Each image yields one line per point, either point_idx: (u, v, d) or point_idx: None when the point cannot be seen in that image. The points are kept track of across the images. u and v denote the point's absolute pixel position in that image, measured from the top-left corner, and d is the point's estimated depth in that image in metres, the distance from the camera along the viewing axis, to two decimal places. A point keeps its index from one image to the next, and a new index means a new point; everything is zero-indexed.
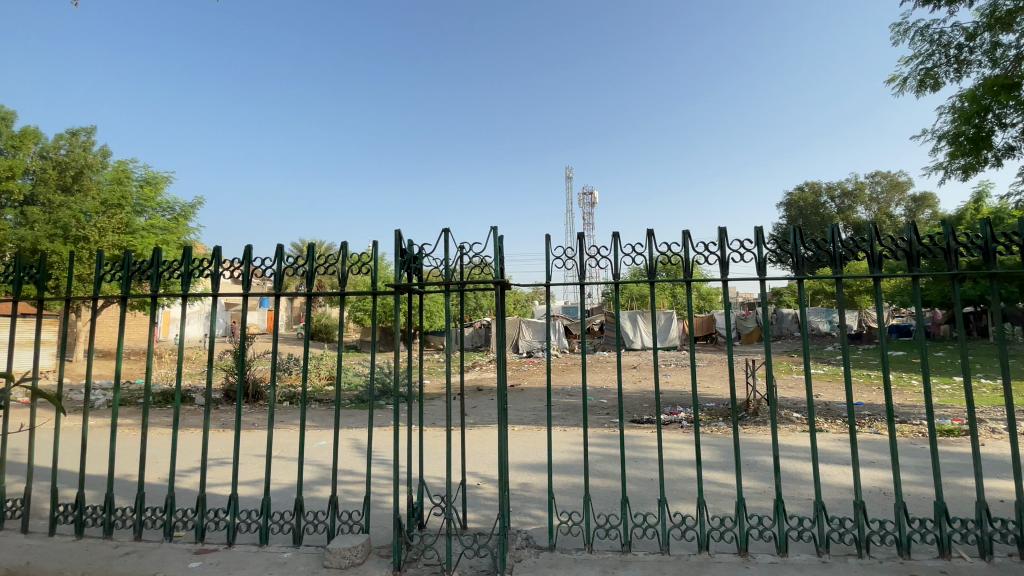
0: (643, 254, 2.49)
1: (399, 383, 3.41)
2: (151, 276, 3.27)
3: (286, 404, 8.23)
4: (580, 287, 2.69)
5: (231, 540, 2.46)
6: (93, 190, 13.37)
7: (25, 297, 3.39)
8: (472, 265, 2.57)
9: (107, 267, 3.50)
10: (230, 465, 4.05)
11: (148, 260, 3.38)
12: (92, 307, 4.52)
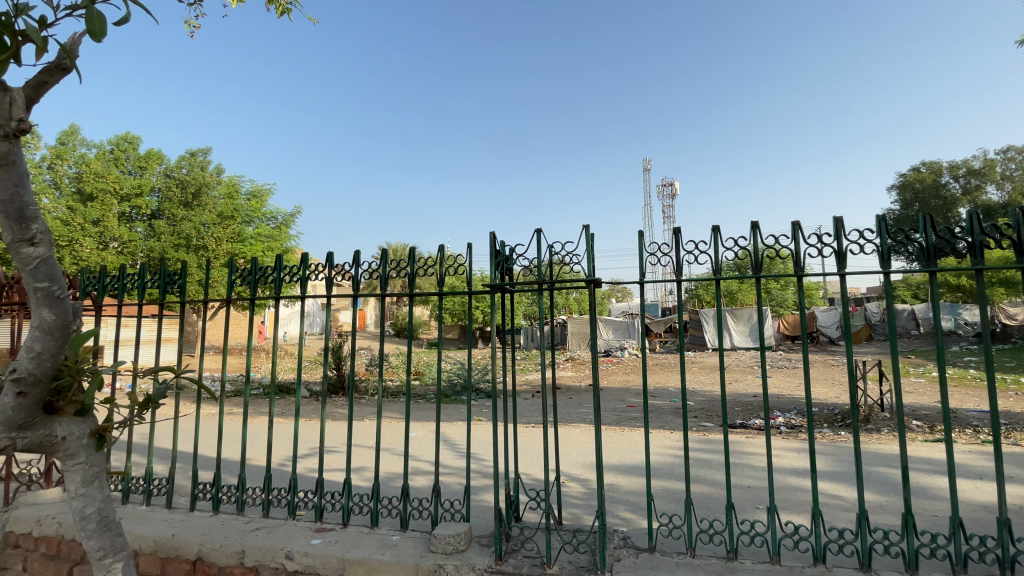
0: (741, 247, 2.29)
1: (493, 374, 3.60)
2: (273, 280, 3.59)
3: (379, 398, 8.75)
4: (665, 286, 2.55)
5: (346, 521, 2.67)
6: (207, 205, 14.96)
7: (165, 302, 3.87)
8: (559, 262, 2.55)
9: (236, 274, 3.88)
10: (333, 453, 4.39)
11: (268, 266, 3.70)
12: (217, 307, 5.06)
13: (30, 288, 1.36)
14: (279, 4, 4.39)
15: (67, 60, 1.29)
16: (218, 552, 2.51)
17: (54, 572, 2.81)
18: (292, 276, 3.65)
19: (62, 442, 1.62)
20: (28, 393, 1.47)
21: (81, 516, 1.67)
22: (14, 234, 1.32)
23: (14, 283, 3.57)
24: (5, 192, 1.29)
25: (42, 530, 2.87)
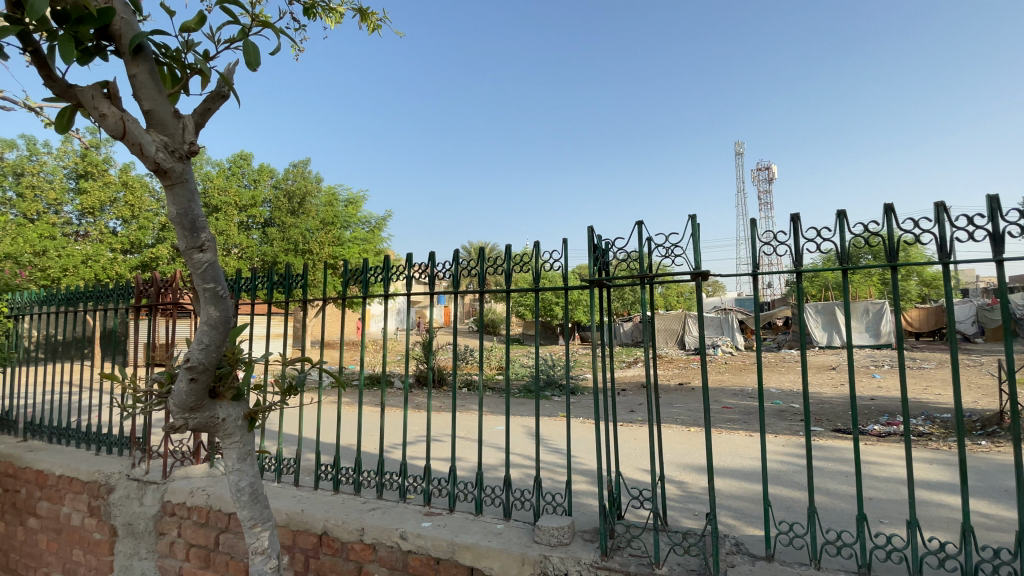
0: (838, 240, 2.07)
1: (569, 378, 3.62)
2: (362, 280, 3.89)
3: (465, 392, 9.06)
4: (755, 281, 2.37)
5: (452, 507, 2.81)
6: (310, 212, 16.30)
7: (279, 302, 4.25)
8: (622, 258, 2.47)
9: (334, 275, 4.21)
10: (428, 442, 4.63)
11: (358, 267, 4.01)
12: (317, 306, 5.50)
13: (200, 287, 1.56)
14: (370, 21, 4.68)
15: (226, 85, 1.43)
16: (341, 528, 2.74)
17: (205, 538, 3.23)
18: (377, 277, 3.95)
19: (222, 423, 1.85)
20: (197, 379, 1.69)
21: (238, 488, 1.91)
22: (187, 241, 1.52)
23: (166, 287, 4.11)
24: (179, 205, 1.48)
25: (195, 500, 3.30)
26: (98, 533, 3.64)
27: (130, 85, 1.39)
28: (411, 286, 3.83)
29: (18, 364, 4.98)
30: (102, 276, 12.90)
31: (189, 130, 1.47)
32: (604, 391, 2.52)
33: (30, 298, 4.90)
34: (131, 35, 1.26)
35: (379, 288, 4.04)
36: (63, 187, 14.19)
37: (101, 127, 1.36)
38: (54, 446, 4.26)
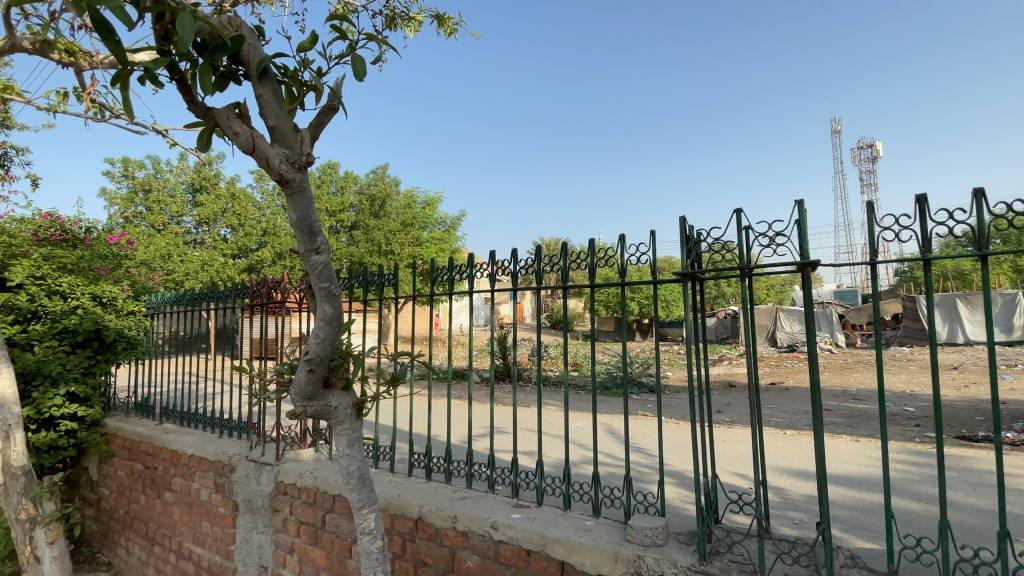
0: (974, 220, 1.81)
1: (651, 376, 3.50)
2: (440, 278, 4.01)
3: (542, 388, 9.13)
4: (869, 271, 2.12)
5: (540, 500, 2.84)
6: (391, 214, 17.18)
7: (368, 300, 4.50)
8: (716, 248, 2.33)
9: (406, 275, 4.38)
10: (511, 435, 4.72)
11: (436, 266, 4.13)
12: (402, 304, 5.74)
13: (317, 286, 1.71)
14: (447, 26, 4.81)
15: (338, 99, 1.52)
16: (436, 514, 2.87)
17: (313, 517, 3.52)
18: (450, 275, 4.04)
19: (334, 411, 2.01)
20: (314, 370, 1.85)
21: (348, 472, 2.06)
22: (306, 245, 1.66)
23: (272, 287, 4.49)
24: (299, 211, 1.61)
25: (304, 482, 3.61)
26: (222, 507, 4.10)
27: (257, 104, 1.52)
28: (487, 282, 3.88)
29: (153, 356, 5.68)
30: (215, 278, 14.41)
31: (306, 143, 1.59)
32: (699, 388, 2.41)
33: (162, 298, 5.58)
34: (260, 62, 1.37)
35: (451, 285, 4.14)
36: (183, 200, 16.04)
37: (234, 145, 1.49)
38: (185, 428, 4.83)
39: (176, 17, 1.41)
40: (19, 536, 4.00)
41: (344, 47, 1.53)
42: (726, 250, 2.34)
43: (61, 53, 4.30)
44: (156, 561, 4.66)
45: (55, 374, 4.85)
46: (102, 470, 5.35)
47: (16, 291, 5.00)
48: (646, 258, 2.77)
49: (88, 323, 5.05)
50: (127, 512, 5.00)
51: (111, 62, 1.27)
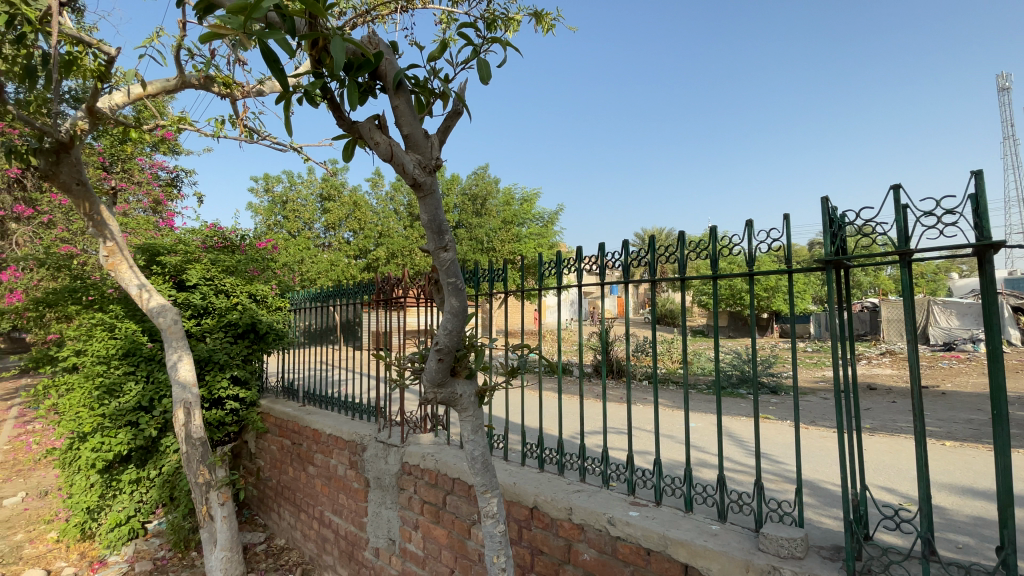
0: None
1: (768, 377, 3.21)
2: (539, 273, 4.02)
3: (648, 386, 8.90)
4: None
5: (659, 500, 2.76)
6: (491, 212, 17.78)
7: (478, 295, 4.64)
8: (864, 231, 2.07)
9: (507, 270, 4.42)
10: (614, 433, 4.69)
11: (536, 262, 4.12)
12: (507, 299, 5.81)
13: (444, 281, 1.82)
14: (546, 22, 4.84)
15: (466, 103, 1.59)
16: (551, 504, 2.90)
17: (435, 497, 3.77)
18: (550, 270, 4.00)
19: (460, 398, 2.13)
20: (443, 359, 1.97)
21: (473, 457, 2.16)
22: (435, 243, 1.77)
23: (393, 284, 4.77)
24: (429, 212, 1.73)
25: (426, 464, 3.87)
26: (356, 482, 4.55)
27: (393, 114, 1.64)
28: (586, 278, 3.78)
29: (295, 347, 6.43)
30: (341, 278, 15.98)
31: (436, 148, 1.70)
32: (845, 388, 2.16)
33: (302, 296, 6.30)
34: (400, 75, 1.48)
35: (553, 280, 4.11)
36: (313, 209, 18.01)
37: (375, 154, 1.63)
38: (323, 410, 5.42)
39: (328, 42, 1.55)
40: (198, 497, 4.75)
41: (470, 52, 1.59)
42: (876, 234, 2.08)
43: (220, 85, 5.06)
44: (302, 526, 5.30)
45: (222, 360, 5.69)
46: (259, 444, 6.20)
47: (191, 290, 5.93)
48: (780, 251, 2.49)
49: (246, 318, 5.91)
50: (279, 481, 5.75)
51: (277, 89, 1.43)
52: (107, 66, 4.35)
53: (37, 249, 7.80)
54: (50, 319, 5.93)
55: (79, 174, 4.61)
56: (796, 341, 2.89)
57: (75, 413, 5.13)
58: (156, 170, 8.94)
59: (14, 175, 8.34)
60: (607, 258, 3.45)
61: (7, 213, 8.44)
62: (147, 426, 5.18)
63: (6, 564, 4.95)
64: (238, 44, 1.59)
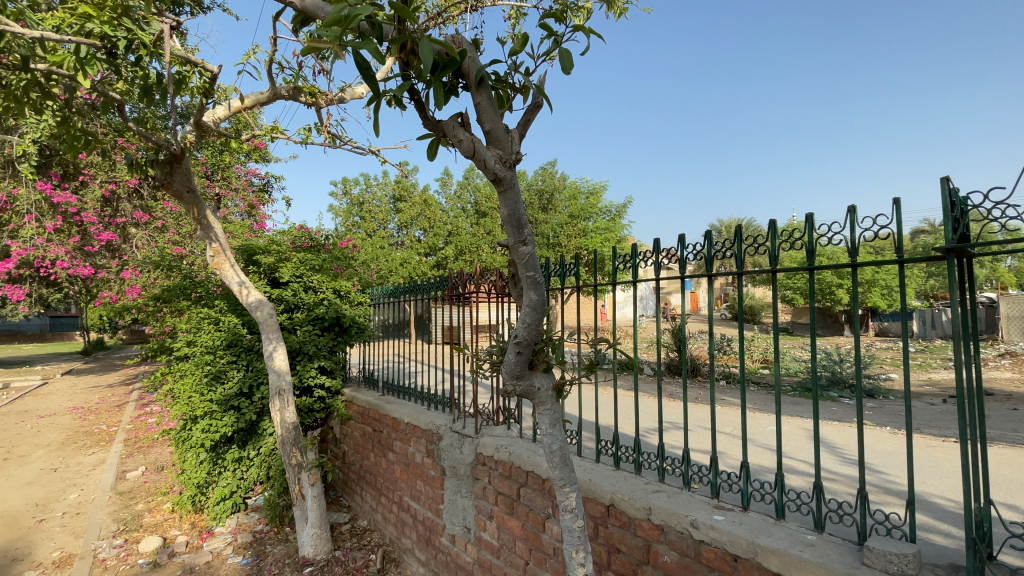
0: None
1: (867, 380, 2.94)
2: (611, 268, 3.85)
3: (725, 386, 8.49)
4: None
5: (746, 505, 2.62)
6: (557, 207, 17.75)
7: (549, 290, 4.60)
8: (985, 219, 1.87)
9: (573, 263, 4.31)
10: (689, 433, 4.57)
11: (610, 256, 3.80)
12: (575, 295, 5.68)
13: (523, 274, 1.83)
14: (616, 7, 4.71)
15: (546, 96, 1.58)
16: (629, 503, 2.84)
17: (509, 489, 3.83)
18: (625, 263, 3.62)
19: (538, 391, 2.12)
20: (522, 352, 1.98)
21: (551, 451, 2.16)
22: (514, 237, 1.76)
23: (466, 279, 4.79)
24: (509, 207, 1.73)
25: (500, 455, 3.94)
26: (433, 470, 4.72)
27: (476, 111, 1.66)
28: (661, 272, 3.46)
29: (374, 340, 6.80)
30: (413, 274, 16.74)
31: (516, 142, 1.71)
32: (968, 391, 1.93)
33: (381, 291, 6.63)
34: (484, 71, 1.49)
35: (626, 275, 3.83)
36: (387, 209, 18.89)
37: (458, 151, 1.66)
38: (401, 400, 5.67)
39: (415, 44, 1.60)
40: (292, 477, 5.14)
41: (551, 43, 1.58)
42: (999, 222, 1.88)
43: (307, 95, 5.43)
44: (383, 509, 5.59)
45: (311, 352, 6.13)
46: (343, 430, 6.62)
47: (283, 286, 6.43)
48: (893, 243, 2.21)
49: (332, 312, 6.33)
50: (361, 466, 6.10)
51: (369, 92, 1.50)
52: (209, 82, 4.78)
53: (154, 250, 8.80)
54: (165, 313, 6.66)
55: (189, 183, 5.16)
56: (903, 339, 2.62)
57: (187, 398, 5.69)
58: (250, 177, 9.72)
59: (135, 186, 9.41)
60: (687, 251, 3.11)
61: (129, 219, 9.50)
62: (248, 410, 5.71)
63: (129, 530, 5.62)
64: (333, 50, 1.67)
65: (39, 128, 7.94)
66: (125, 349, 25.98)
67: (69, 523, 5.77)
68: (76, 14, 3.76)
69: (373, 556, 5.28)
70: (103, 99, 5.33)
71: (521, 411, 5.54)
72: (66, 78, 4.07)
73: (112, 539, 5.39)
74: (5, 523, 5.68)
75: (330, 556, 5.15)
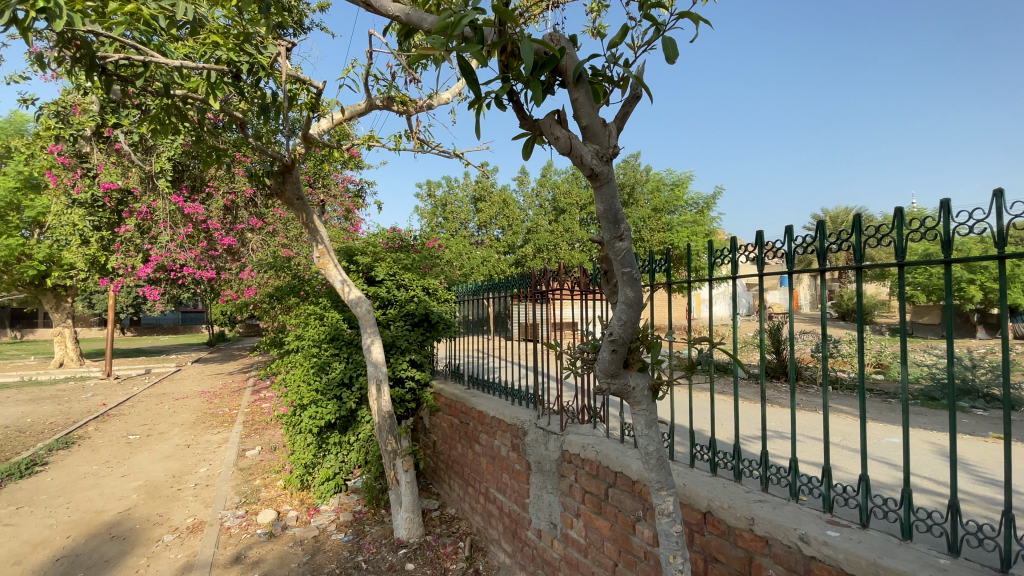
0: None
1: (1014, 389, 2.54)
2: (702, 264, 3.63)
3: (830, 391, 7.79)
4: None
5: (865, 522, 2.38)
6: (639, 202, 17.32)
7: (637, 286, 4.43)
8: None
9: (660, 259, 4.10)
10: (792, 442, 4.26)
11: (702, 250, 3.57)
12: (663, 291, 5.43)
13: (619, 270, 1.77)
14: None
15: (646, 85, 1.54)
16: (728, 511, 2.70)
17: (597, 488, 3.80)
18: (720, 258, 3.39)
19: (633, 390, 2.06)
20: (617, 350, 1.92)
21: (647, 452, 2.09)
22: (610, 233, 1.71)
23: (549, 276, 4.75)
24: (605, 201, 1.69)
25: (587, 454, 3.91)
26: (518, 464, 4.79)
27: (573, 107, 1.65)
28: (763, 265, 3.19)
29: (460, 335, 7.03)
30: (493, 272, 17.20)
31: (614, 136, 1.67)
32: None
33: (464, 288, 6.82)
34: (583, 65, 1.48)
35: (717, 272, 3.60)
36: (468, 210, 19.50)
37: (555, 148, 1.66)
38: (485, 394, 5.82)
39: (515, 46, 1.64)
40: (388, 462, 5.48)
41: (653, 32, 1.54)
42: None
43: (399, 104, 5.75)
44: (470, 499, 5.78)
45: (403, 346, 6.46)
46: (432, 420, 6.94)
47: (378, 284, 6.86)
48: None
49: (422, 308, 6.64)
50: (450, 455, 6.35)
51: (471, 95, 1.55)
52: (316, 98, 5.19)
53: (267, 253, 9.79)
54: (276, 310, 7.39)
55: (298, 191, 5.63)
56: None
57: (297, 386, 6.23)
58: (347, 183, 10.48)
59: (250, 195, 10.51)
60: (795, 242, 2.82)
61: (246, 225, 10.63)
62: (348, 399, 6.18)
63: (249, 503, 6.31)
64: (436, 57, 1.74)
65: (175, 147, 9.11)
66: (243, 341, 29.26)
67: (200, 493, 6.60)
68: (207, 44, 4.27)
69: (462, 544, 5.48)
70: (226, 119, 5.99)
71: (606, 411, 5.44)
72: (197, 101, 4.66)
73: (235, 510, 6.09)
74: (152, 491, 6.64)
75: (422, 540, 5.42)
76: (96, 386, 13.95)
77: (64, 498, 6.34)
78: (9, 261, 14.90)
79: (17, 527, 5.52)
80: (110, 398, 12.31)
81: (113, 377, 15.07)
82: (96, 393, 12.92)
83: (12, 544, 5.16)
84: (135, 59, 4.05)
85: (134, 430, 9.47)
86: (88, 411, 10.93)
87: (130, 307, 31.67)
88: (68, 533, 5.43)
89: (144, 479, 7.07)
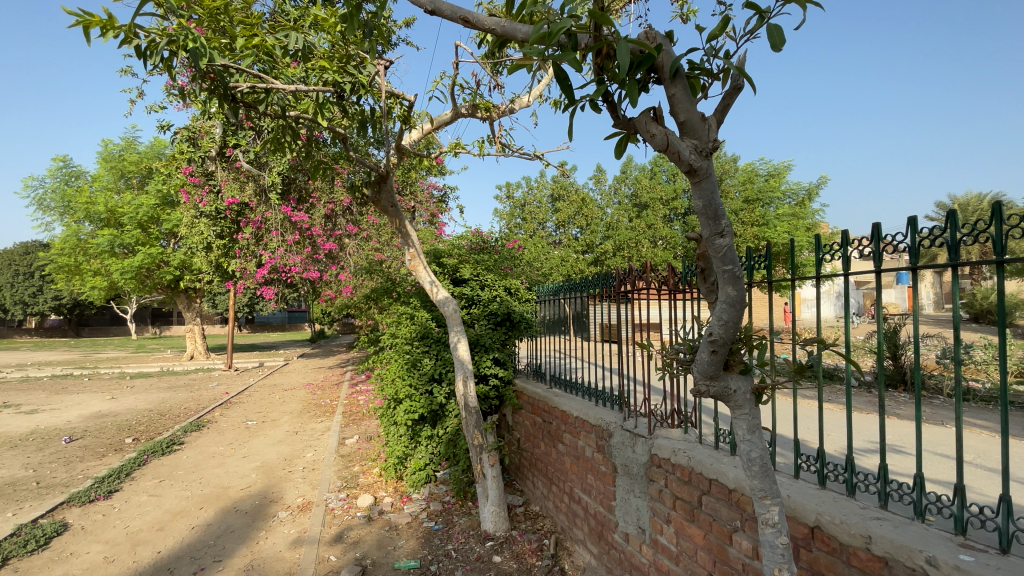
0: None
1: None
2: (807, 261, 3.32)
3: (960, 403, 6.88)
4: None
5: (1006, 548, 2.10)
6: (729, 195, 16.42)
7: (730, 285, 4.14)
8: None
9: (757, 258, 3.81)
10: (913, 458, 3.82)
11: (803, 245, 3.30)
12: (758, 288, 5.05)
13: (720, 269, 1.71)
14: None
15: (748, 75, 1.48)
16: (840, 527, 2.49)
17: (689, 494, 3.67)
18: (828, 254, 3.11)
19: (734, 394, 1.97)
20: (717, 351, 1.84)
21: (749, 459, 1.98)
22: (710, 229, 1.65)
23: (634, 277, 4.58)
24: (705, 198, 1.63)
25: (678, 459, 3.78)
26: (604, 466, 4.75)
27: (671, 103, 1.63)
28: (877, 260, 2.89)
29: (540, 335, 7.07)
30: (571, 272, 17.13)
31: (714, 130, 1.61)
32: None
33: (545, 289, 6.87)
34: (681, 60, 1.46)
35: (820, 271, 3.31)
36: (546, 210, 19.59)
37: (651, 146, 1.66)
38: (568, 394, 5.80)
39: (610, 48, 1.65)
40: (475, 456, 5.67)
41: (756, 20, 1.48)
42: None
43: (483, 110, 5.95)
44: (554, 497, 5.81)
45: (487, 344, 6.63)
46: (515, 417, 7.08)
47: (464, 284, 7.12)
48: None
49: (504, 308, 6.79)
50: (533, 453, 6.44)
51: (566, 100, 1.59)
52: (408, 112, 5.50)
53: (363, 257, 10.56)
54: (372, 310, 7.93)
55: (392, 199, 6.00)
56: None
57: (392, 380, 6.64)
58: (431, 189, 10.98)
59: (347, 203, 11.36)
60: (919, 234, 2.52)
61: (343, 231, 11.50)
62: (438, 394, 6.47)
63: (350, 487, 6.82)
64: (532, 64, 1.80)
65: (284, 164, 10.08)
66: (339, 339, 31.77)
67: (307, 476, 7.26)
68: (317, 68, 4.72)
69: (546, 541, 5.54)
70: (327, 134, 6.49)
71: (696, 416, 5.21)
72: (308, 120, 5.07)
73: (337, 493, 6.62)
74: (268, 471, 7.41)
75: (508, 534, 5.56)
76: (218, 377, 15.78)
77: (197, 474, 7.27)
78: (150, 267, 17.27)
79: (160, 498, 6.42)
80: (232, 388, 13.87)
81: (232, 369, 16.99)
82: (220, 383, 14.64)
83: (157, 512, 6.00)
84: (258, 88, 4.55)
85: (251, 417, 10.62)
86: (213, 398, 12.39)
87: (245, 307, 35.55)
88: (201, 505, 6.23)
89: (260, 461, 7.90)
